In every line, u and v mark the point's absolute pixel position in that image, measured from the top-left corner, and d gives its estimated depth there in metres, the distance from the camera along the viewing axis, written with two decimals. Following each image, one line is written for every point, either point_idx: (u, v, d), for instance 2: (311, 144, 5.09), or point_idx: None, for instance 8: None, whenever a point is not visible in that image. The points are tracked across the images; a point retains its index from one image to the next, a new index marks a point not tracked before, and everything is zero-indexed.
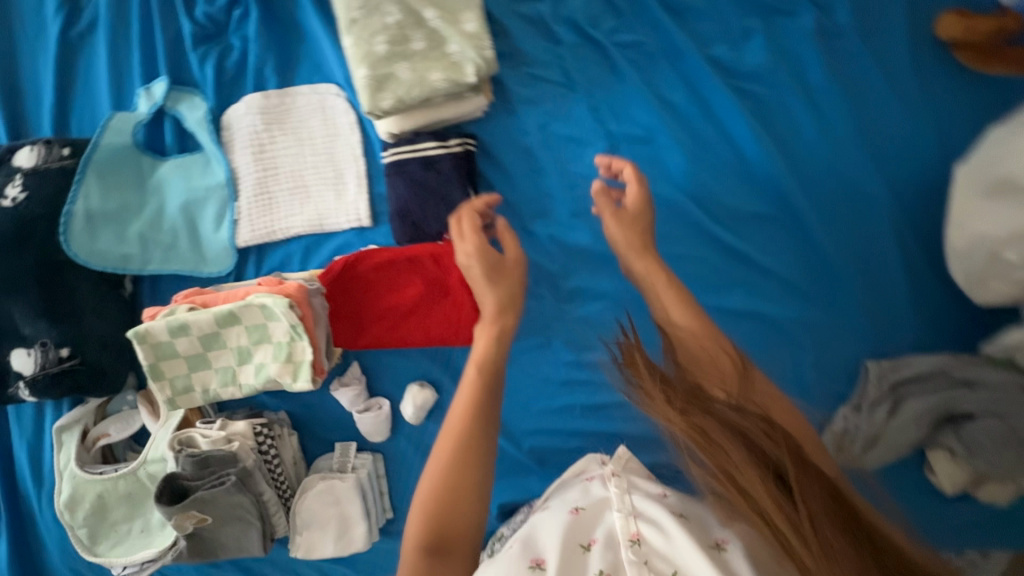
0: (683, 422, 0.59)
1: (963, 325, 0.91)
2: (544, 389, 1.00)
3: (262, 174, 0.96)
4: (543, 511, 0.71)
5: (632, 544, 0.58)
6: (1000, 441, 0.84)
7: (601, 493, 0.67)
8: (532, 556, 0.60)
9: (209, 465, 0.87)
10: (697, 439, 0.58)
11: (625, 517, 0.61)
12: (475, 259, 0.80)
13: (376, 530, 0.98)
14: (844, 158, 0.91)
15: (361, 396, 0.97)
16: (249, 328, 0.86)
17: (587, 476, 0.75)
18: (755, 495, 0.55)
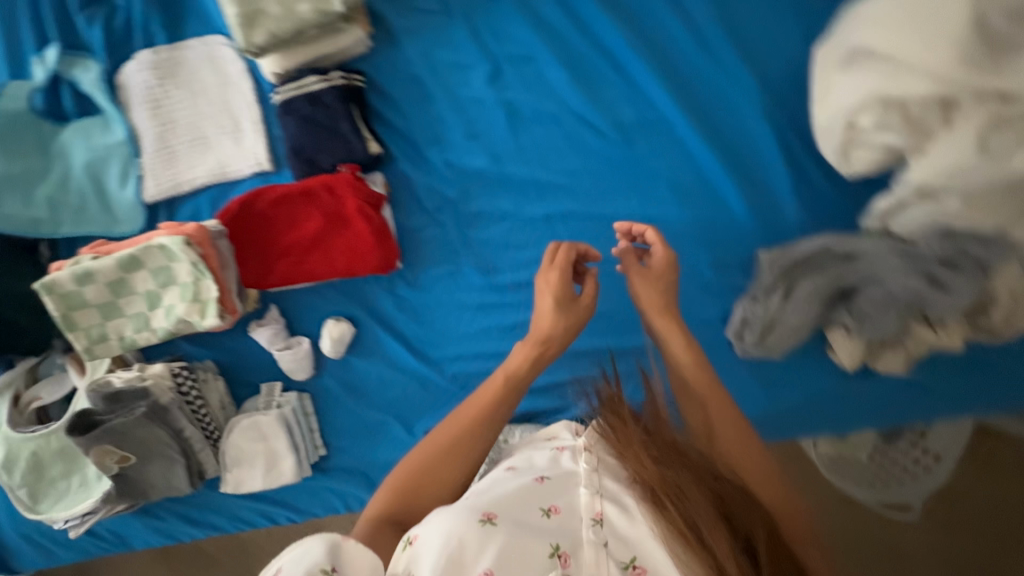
0: (654, 471, 0.56)
1: (849, 204, 0.93)
2: (459, 314, 1.04)
3: (161, 129, 1.00)
4: (504, 468, 0.67)
5: (595, 522, 0.56)
6: (878, 306, 0.86)
7: (570, 465, 0.64)
8: (482, 509, 0.56)
9: (121, 399, 0.90)
10: (666, 479, 0.55)
11: (592, 494, 0.59)
12: (556, 288, 0.78)
13: (306, 464, 1.02)
14: (734, 89, 0.95)
15: (280, 334, 1.01)
16: (154, 271, 0.89)
17: (554, 441, 0.71)
18: (715, 547, 0.49)
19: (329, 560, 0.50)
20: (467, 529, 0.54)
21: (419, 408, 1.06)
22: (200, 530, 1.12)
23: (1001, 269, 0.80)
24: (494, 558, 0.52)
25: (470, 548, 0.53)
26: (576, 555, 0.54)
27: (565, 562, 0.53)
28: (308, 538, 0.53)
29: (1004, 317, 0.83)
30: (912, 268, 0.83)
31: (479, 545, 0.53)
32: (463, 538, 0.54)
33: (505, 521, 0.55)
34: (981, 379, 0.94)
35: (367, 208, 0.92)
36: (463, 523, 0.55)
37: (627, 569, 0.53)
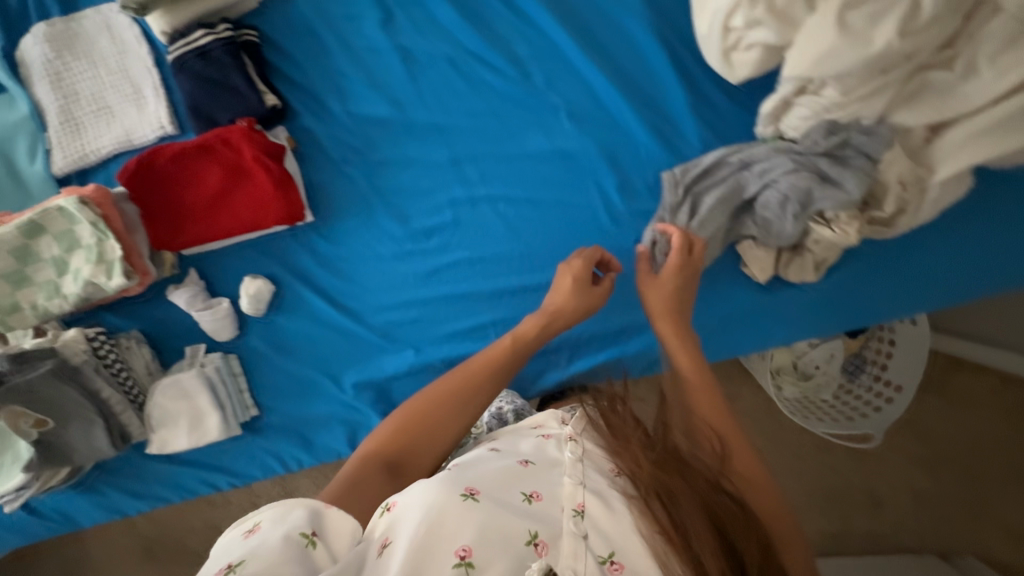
0: (648, 472, 0.57)
1: (745, 117, 0.93)
2: (376, 264, 1.03)
3: (65, 101, 1.00)
4: (487, 448, 0.68)
5: (576, 514, 0.56)
6: (776, 208, 0.85)
7: (556, 453, 0.64)
8: (466, 485, 0.57)
9: (28, 360, 0.90)
10: (660, 480, 0.56)
11: (574, 485, 0.59)
12: (577, 274, 0.90)
13: (233, 423, 1.02)
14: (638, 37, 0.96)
15: (199, 295, 1.00)
16: (57, 236, 0.90)
17: (539, 428, 0.70)
18: (700, 553, 0.51)
19: (309, 526, 0.54)
20: (449, 505, 0.54)
21: (347, 361, 1.05)
22: (143, 502, 1.09)
23: (888, 157, 0.79)
24: (474, 537, 0.51)
25: (450, 524, 0.53)
26: (555, 545, 0.53)
27: (542, 550, 0.52)
28: (296, 502, 0.57)
29: (897, 207, 0.81)
30: (802, 167, 0.83)
31: (460, 521, 0.53)
32: (445, 513, 0.53)
33: (486, 498, 0.55)
34: (897, 279, 0.93)
35: (264, 158, 0.92)
36: (443, 497, 0.55)
37: (603, 562, 0.53)
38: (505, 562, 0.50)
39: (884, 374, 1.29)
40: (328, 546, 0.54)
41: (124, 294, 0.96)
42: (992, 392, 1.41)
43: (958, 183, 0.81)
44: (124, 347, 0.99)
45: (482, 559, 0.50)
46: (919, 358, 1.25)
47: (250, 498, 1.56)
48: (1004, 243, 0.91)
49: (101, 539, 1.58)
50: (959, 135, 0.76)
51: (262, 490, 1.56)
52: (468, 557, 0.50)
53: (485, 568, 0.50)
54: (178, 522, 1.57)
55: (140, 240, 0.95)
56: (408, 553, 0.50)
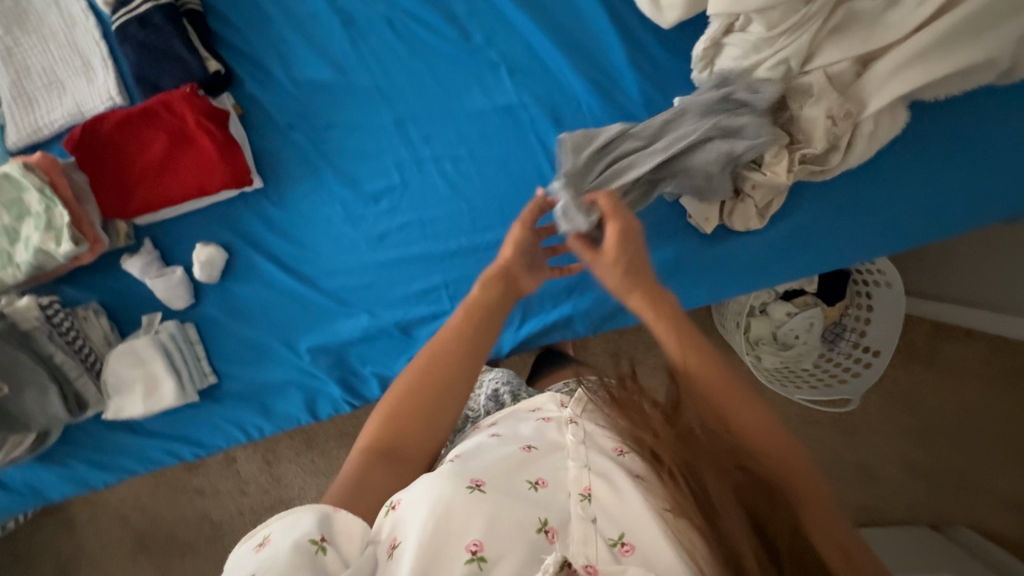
0: (670, 446, 0.54)
1: (681, 67, 0.94)
2: (326, 228, 1.03)
3: (15, 76, 1.01)
4: (487, 432, 0.67)
5: (584, 498, 0.56)
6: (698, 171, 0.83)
7: (557, 437, 0.63)
8: (471, 476, 0.56)
9: None
10: (681, 457, 0.53)
11: (580, 469, 0.58)
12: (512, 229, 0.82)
13: (190, 389, 1.03)
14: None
15: (154, 263, 1.02)
16: (5, 204, 0.92)
17: (537, 411, 0.69)
18: (726, 532, 0.48)
19: (318, 531, 0.50)
20: (457, 500, 0.53)
21: (303, 326, 1.05)
22: (112, 474, 1.10)
23: (817, 93, 0.80)
24: (483, 531, 0.51)
25: (459, 519, 0.52)
26: (564, 531, 0.54)
27: (553, 537, 0.53)
28: (304, 509, 0.53)
29: (828, 142, 0.81)
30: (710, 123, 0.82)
31: (468, 516, 0.52)
32: (454, 508, 0.53)
33: (493, 491, 0.55)
34: (851, 220, 0.93)
35: (205, 123, 0.94)
36: (449, 490, 0.54)
37: (613, 546, 0.52)
38: (517, 555, 0.50)
39: (862, 341, 1.27)
40: (341, 550, 0.51)
41: (77, 263, 0.97)
42: (981, 360, 1.39)
43: (894, 114, 0.81)
44: (81, 318, 1.01)
45: (494, 553, 0.51)
46: (897, 317, 1.22)
47: (239, 485, 1.54)
48: (949, 179, 0.91)
49: (94, 528, 1.56)
50: (889, 64, 0.77)
51: (250, 477, 1.54)
52: (480, 552, 0.50)
53: (497, 563, 0.50)
54: (170, 509, 1.55)
55: (91, 210, 0.97)
56: (419, 556, 0.50)
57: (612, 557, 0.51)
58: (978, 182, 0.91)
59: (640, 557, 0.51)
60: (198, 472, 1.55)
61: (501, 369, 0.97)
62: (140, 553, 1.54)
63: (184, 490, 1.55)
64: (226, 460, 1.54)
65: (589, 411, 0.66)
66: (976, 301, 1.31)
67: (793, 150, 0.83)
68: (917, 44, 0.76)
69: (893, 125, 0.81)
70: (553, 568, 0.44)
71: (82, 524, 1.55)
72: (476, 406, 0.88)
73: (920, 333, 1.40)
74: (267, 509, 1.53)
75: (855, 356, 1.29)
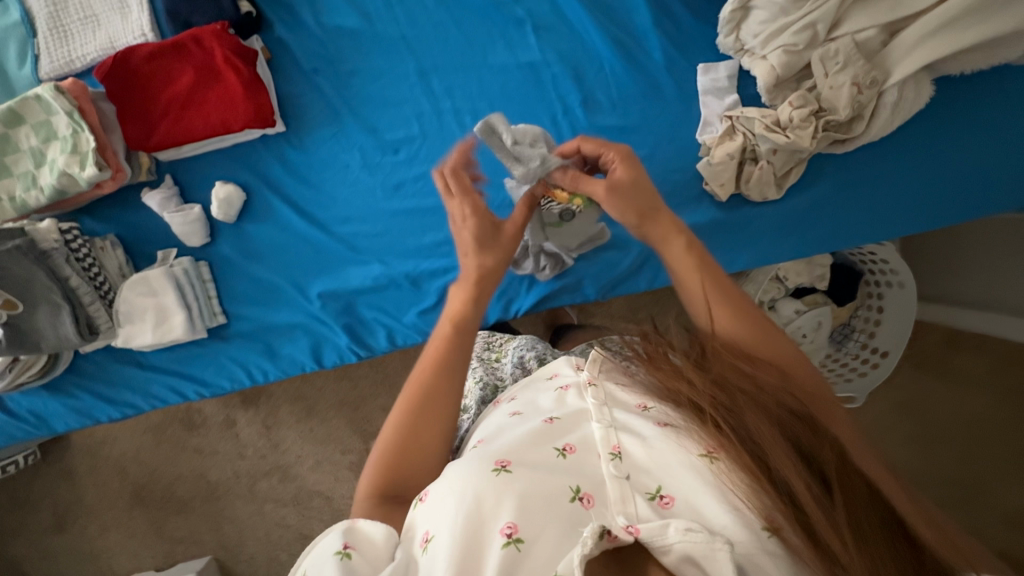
0: (707, 392, 0.52)
1: (704, 35, 0.96)
2: (344, 176, 1.04)
3: (53, 9, 1.03)
4: (508, 412, 0.63)
5: (614, 457, 0.53)
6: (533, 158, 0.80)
7: (577, 403, 0.60)
8: (496, 458, 0.53)
9: None
10: (718, 400, 0.51)
11: (605, 428, 0.55)
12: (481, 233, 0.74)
13: (199, 327, 1.04)
14: None
15: (172, 200, 1.03)
16: (35, 126, 0.95)
17: (555, 379, 0.66)
18: (777, 468, 0.46)
19: (342, 541, 0.51)
20: (483, 483, 0.50)
21: (314, 271, 1.06)
22: (115, 408, 1.10)
23: (844, 59, 0.84)
24: (515, 511, 0.48)
25: (487, 502, 0.49)
26: (599, 496, 0.50)
27: (589, 504, 0.49)
28: (328, 531, 0.54)
29: (853, 110, 0.84)
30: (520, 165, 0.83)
31: (496, 498, 0.49)
32: (479, 493, 0.49)
33: (519, 467, 0.51)
34: (867, 195, 0.93)
35: (234, 60, 0.96)
36: (474, 476, 0.51)
37: (652, 499, 0.49)
38: (556, 531, 0.47)
39: (869, 342, 1.24)
40: (369, 556, 0.50)
41: (98, 192, 0.99)
42: (988, 372, 1.36)
43: (919, 86, 0.84)
44: (99, 248, 1.02)
45: (530, 532, 0.47)
46: (908, 324, 1.18)
47: (237, 448, 1.53)
48: (968, 156, 0.90)
49: (92, 480, 1.56)
50: (914, 33, 0.81)
51: (248, 442, 1.53)
52: (516, 534, 0.47)
53: (535, 543, 0.46)
54: (168, 467, 1.55)
55: (115, 140, 0.99)
56: (453, 549, 0.47)
57: (652, 511, 0.48)
58: (995, 164, 0.91)
59: (683, 507, 0.48)
60: (197, 432, 1.54)
61: (525, 336, 0.91)
62: (136, 508, 1.55)
63: (183, 449, 1.55)
64: (225, 422, 1.54)
65: (606, 370, 0.63)
66: (962, 301, 1.31)
67: (818, 117, 0.85)
68: (943, 13, 0.79)
69: (917, 97, 0.85)
70: (592, 540, 0.43)
71: (80, 476, 1.56)
72: (505, 376, 0.83)
73: (930, 342, 1.39)
74: (262, 474, 1.52)
75: (862, 356, 1.26)
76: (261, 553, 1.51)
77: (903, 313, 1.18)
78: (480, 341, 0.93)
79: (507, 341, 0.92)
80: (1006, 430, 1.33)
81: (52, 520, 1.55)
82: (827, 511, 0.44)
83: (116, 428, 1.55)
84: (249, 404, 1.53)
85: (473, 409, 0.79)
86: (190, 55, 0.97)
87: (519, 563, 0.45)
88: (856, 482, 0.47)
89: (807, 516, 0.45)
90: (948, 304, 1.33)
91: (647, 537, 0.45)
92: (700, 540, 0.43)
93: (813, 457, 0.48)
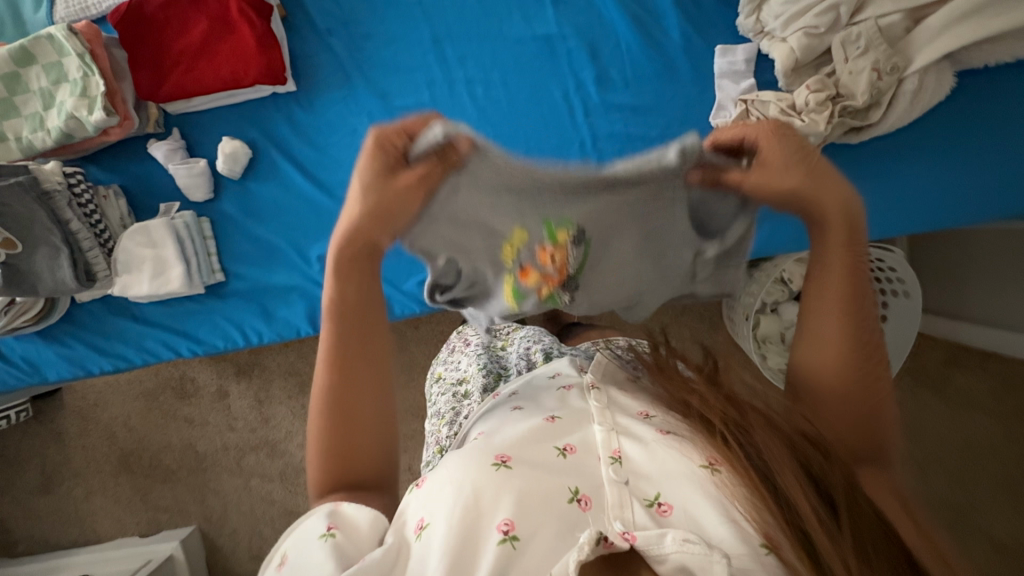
0: (718, 408, 0.52)
1: (724, 18, 0.95)
2: (350, 139, 1.03)
3: None
4: (508, 406, 0.62)
5: (614, 461, 0.51)
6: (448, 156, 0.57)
7: (580, 404, 0.59)
8: (496, 452, 0.52)
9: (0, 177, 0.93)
10: (729, 416, 0.51)
11: (607, 432, 0.53)
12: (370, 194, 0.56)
13: (195, 281, 1.03)
14: None
15: (178, 152, 1.02)
16: (47, 67, 0.94)
17: (558, 378, 0.65)
18: (783, 484, 0.45)
19: (326, 523, 0.50)
20: (481, 477, 0.49)
21: (315, 234, 1.05)
22: (107, 361, 1.09)
23: (865, 43, 0.83)
24: (513, 508, 0.47)
25: (486, 498, 0.48)
26: (598, 498, 0.49)
27: (586, 506, 0.48)
28: (309, 514, 0.52)
29: (871, 96, 0.84)
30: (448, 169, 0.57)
31: (495, 494, 0.48)
32: (478, 487, 0.48)
33: (519, 464, 0.50)
34: (877, 190, 0.92)
35: (248, 11, 0.95)
36: (474, 470, 0.50)
37: (650, 506, 0.47)
38: (553, 531, 0.46)
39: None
40: (355, 538, 0.49)
41: (105, 139, 0.98)
42: (990, 395, 1.34)
43: (940, 77, 0.84)
44: (101, 196, 1.02)
45: (526, 530, 0.46)
46: (911, 331, 1.14)
47: (228, 420, 1.52)
48: (981, 156, 0.90)
49: (81, 443, 1.55)
50: (939, 20, 0.80)
51: (240, 414, 1.52)
52: (512, 531, 0.46)
53: (531, 541, 0.46)
54: (157, 435, 1.54)
55: (125, 88, 0.99)
56: (447, 542, 0.46)
57: (649, 519, 0.46)
58: (1006, 164, 0.90)
59: (682, 517, 0.46)
60: (189, 401, 1.53)
61: (533, 327, 0.90)
62: (122, 474, 1.55)
63: (173, 418, 1.54)
64: (218, 393, 1.53)
65: (609, 374, 0.63)
66: (966, 315, 1.28)
67: (835, 103, 0.85)
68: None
69: (937, 88, 0.84)
70: (588, 546, 0.42)
71: (69, 438, 1.55)
72: (509, 366, 0.81)
73: (932, 359, 1.37)
74: (251, 448, 1.52)
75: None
76: (245, 526, 1.51)
77: (908, 323, 1.14)
78: (488, 328, 0.91)
79: (515, 330, 0.91)
80: (1004, 451, 1.31)
81: (38, 480, 1.55)
82: (833, 536, 0.42)
83: (108, 392, 1.54)
84: (243, 375, 1.52)
85: (476, 396, 0.76)
86: (205, 5, 0.97)
87: (513, 560, 0.45)
88: (866, 514, 0.45)
89: (809, 537, 0.42)
90: (951, 317, 1.30)
91: (644, 545, 0.44)
92: (698, 552, 0.42)
93: (822, 481, 0.46)
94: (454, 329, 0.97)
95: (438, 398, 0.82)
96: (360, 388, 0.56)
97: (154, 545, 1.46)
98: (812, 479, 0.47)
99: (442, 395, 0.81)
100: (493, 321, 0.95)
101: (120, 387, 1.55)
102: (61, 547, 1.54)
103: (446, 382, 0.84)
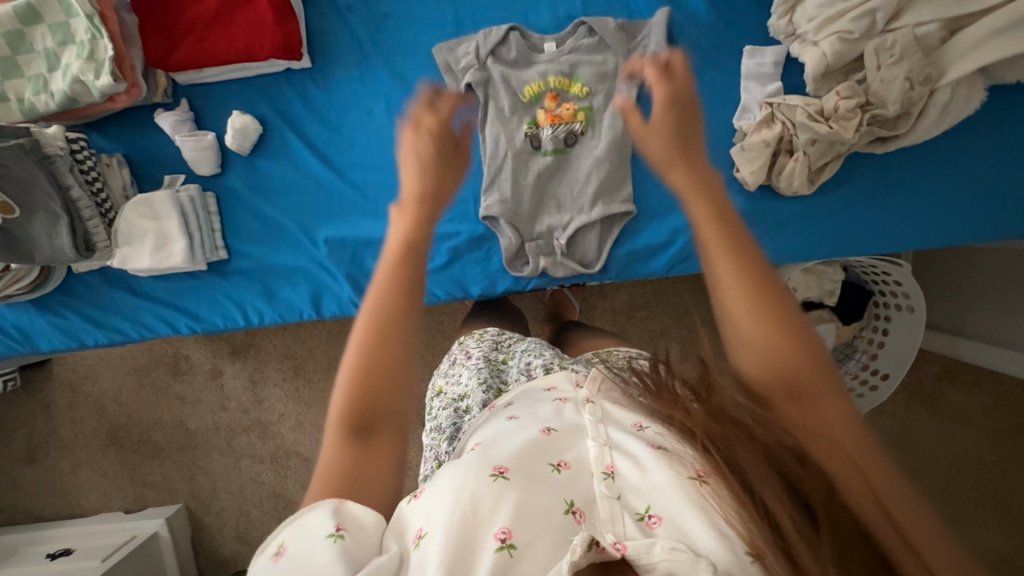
0: (700, 420, 0.47)
1: (756, 21, 0.93)
2: (366, 119, 1.01)
3: None
4: (505, 416, 0.60)
5: (606, 476, 0.50)
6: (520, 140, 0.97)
7: (575, 417, 0.57)
8: (494, 462, 0.49)
9: None
10: (711, 429, 0.46)
11: (599, 446, 0.52)
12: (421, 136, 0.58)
13: (196, 255, 1.00)
14: None
15: (186, 124, 0.99)
16: (53, 28, 0.91)
17: (553, 392, 0.63)
18: (764, 500, 0.42)
19: (334, 522, 0.44)
20: (479, 485, 0.47)
21: (323, 214, 1.02)
22: (103, 333, 1.07)
23: (899, 52, 0.81)
24: (511, 516, 0.45)
25: (483, 507, 0.46)
26: (591, 511, 0.48)
27: (581, 518, 0.47)
28: (312, 505, 0.46)
29: (902, 106, 0.83)
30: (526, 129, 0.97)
31: (492, 503, 0.46)
32: (476, 497, 0.46)
33: (518, 475, 0.48)
34: (896, 204, 0.92)
35: None
36: (470, 480, 0.47)
37: (639, 520, 0.46)
38: (550, 540, 0.44)
39: (872, 363, 1.20)
40: (363, 542, 0.45)
41: (111, 105, 0.95)
42: (982, 412, 1.33)
43: (972, 90, 0.83)
44: (104, 164, 0.99)
45: (524, 538, 0.44)
46: (912, 347, 1.13)
47: (220, 399, 1.50)
48: (996, 171, 0.89)
49: (70, 416, 1.52)
50: (974, 35, 0.79)
51: (233, 394, 1.50)
52: (509, 539, 0.44)
53: (528, 550, 0.44)
54: (147, 411, 1.51)
55: (135, 54, 0.96)
56: (444, 553, 0.43)
57: (638, 532, 0.45)
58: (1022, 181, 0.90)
59: (671, 531, 0.45)
60: (182, 379, 1.50)
61: (534, 340, 0.87)
62: (110, 448, 1.52)
63: (165, 395, 1.51)
64: (212, 371, 1.50)
65: (605, 389, 0.60)
66: (966, 332, 1.28)
67: (865, 110, 0.84)
68: (1012, 11, 0.77)
69: (969, 101, 0.83)
70: (581, 549, 0.40)
71: (57, 409, 1.52)
72: (510, 382, 0.77)
73: (928, 373, 1.36)
74: (242, 429, 1.49)
75: (862, 377, 1.21)
76: (232, 506, 1.49)
77: (908, 338, 1.13)
78: (490, 340, 0.89)
79: (516, 343, 0.88)
80: (989, 470, 1.31)
81: (23, 451, 1.52)
82: (814, 549, 0.39)
83: (99, 365, 1.50)
84: (237, 356, 1.49)
85: (476, 411, 0.73)
86: None
87: (510, 569, 0.43)
88: (846, 522, 0.41)
89: (793, 553, 0.39)
90: (951, 333, 1.30)
91: (634, 554, 0.42)
92: (685, 561, 0.41)
93: (801, 489, 0.42)
94: (456, 339, 0.94)
95: (437, 412, 0.78)
96: (401, 341, 0.50)
97: (140, 521, 1.44)
98: (791, 489, 0.43)
99: (442, 410, 0.77)
100: (493, 332, 0.92)
101: (112, 360, 1.51)
102: (45, 518, 1.52)
103: (446, 396, 0.80)
